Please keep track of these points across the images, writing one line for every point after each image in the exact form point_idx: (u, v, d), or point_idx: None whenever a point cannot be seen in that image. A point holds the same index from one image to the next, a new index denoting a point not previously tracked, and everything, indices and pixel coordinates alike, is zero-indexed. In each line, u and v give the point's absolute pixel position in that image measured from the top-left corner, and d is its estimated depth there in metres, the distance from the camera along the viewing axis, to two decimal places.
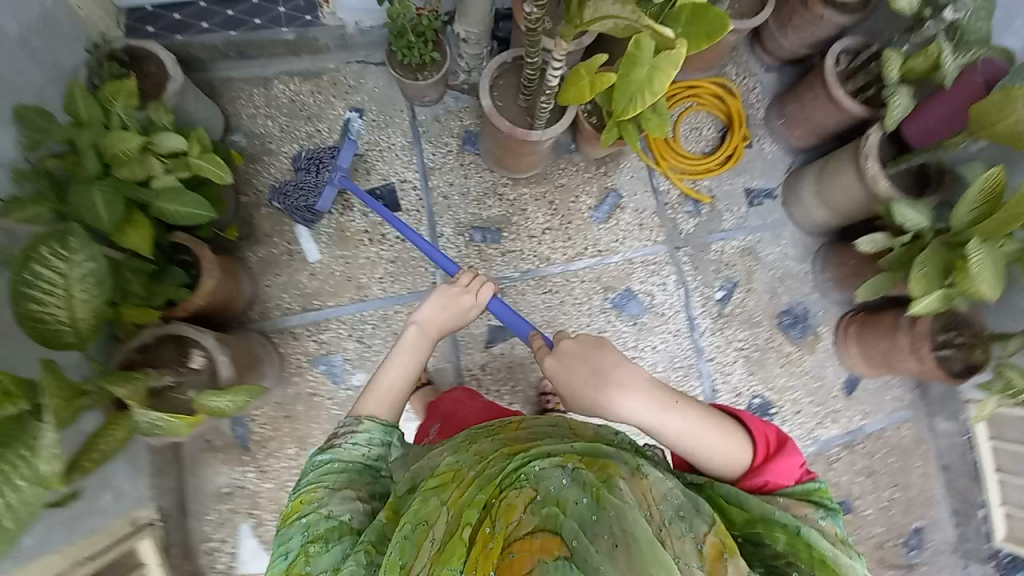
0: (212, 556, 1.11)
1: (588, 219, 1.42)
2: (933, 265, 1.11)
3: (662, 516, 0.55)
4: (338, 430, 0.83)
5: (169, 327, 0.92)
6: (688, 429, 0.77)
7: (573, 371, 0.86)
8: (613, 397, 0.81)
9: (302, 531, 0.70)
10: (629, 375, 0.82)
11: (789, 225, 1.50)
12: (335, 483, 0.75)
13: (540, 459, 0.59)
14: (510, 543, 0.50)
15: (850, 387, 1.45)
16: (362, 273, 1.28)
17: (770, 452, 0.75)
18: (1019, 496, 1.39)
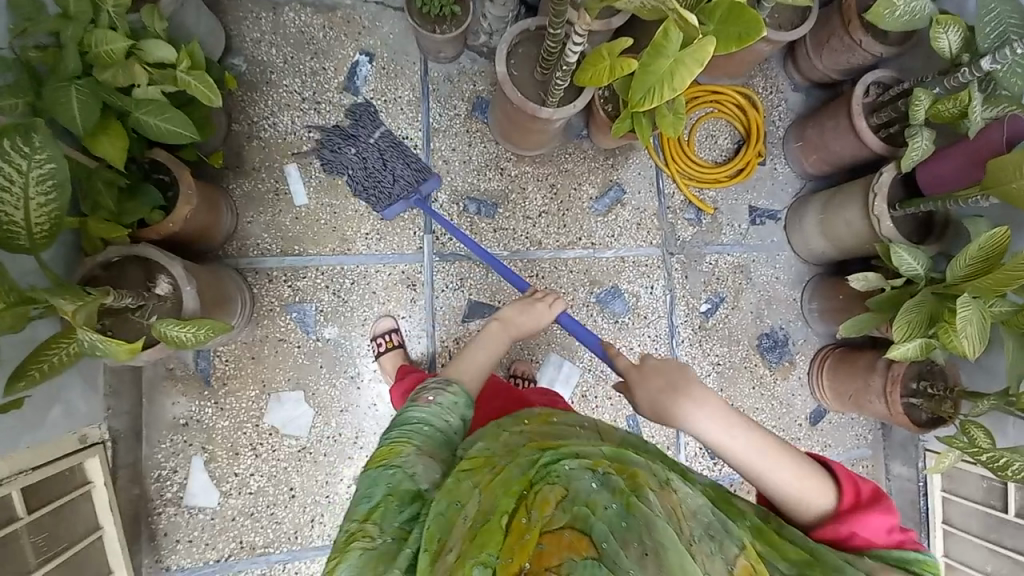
0: (161, 483, 1.11)
1: (587, 209, 1.39)
2: (919, 312, 1.10)
3: (691, 532, 0.55)
4: (429, 387, 0.87)
5: (136, 249, 0.89)
6: (761, 459, 0.77)
7: (646, 379, 0.88)
8: (686, 411, 0.82)
9: (384, 481, 0.71)
10: (700, 390, 0.83)
11: (787, 249, 1.49)
12: (422, 446, 0.76)
13: (571, 459, 0.61)
14: (541, 534, 0.51)
15: (815, 417, 1.47)
16: (348, 226, 1.25)
17: (861, 505, 0.73)
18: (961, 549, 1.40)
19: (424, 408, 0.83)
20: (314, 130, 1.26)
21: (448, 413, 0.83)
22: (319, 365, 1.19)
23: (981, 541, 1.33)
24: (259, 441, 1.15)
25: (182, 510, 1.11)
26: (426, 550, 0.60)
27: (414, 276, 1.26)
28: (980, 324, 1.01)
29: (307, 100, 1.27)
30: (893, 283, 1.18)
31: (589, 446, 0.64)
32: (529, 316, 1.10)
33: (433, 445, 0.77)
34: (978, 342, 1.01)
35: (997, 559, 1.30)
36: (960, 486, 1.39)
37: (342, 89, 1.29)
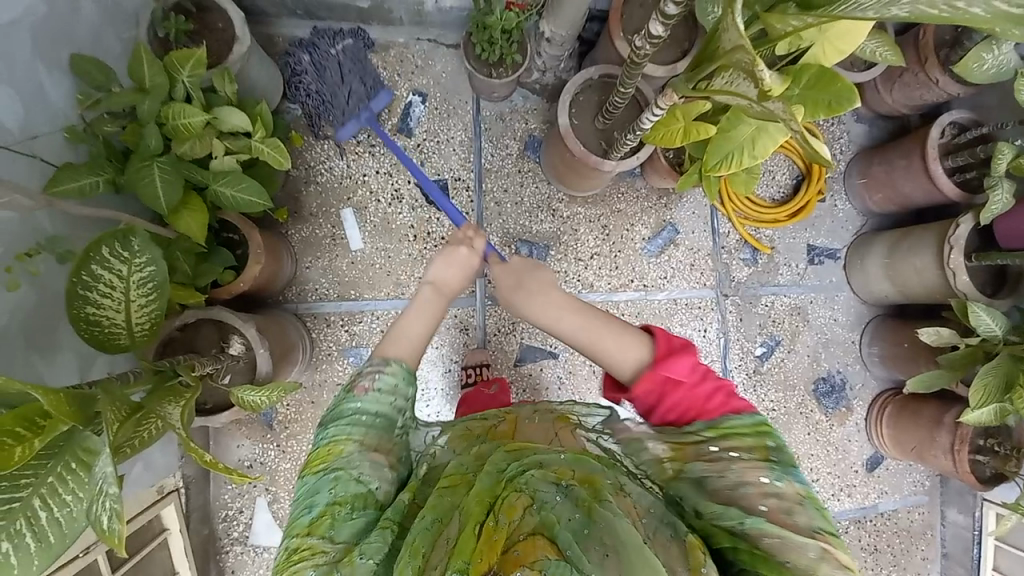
0: (228, 522, 1.15)
1: (639, 250, 1.36)
2: (997, 377, 1.05)
3: (647, 527, 0.61)
4: (368, 371, 0.79)
5: (214, 312, 0.91)
6: (591, 332, 0.89)
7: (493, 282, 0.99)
8: (527, 306, 0.94)
9: (328, 488, 0.69)
10: (542, 283, 0.95)
11: (846, 290, 1.44)
12: (365, 440, 0.73)
13: (534, 470, 0.64)
14: (513, 540, 0.58)
15: (872, 463, 1.43)
16: (402, 270, 1.25)
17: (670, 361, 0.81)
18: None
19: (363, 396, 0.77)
20: (369, 174, 1.26)
21: (389, 398, 0.77)
22: None
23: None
24: None
25: (248, 548, 1.15)
26: (409, 560, 0.60)
27: (466, 320, 1.26)
28: None
29: (362, 143, 1.27)
30: (968, 341, 1.13)
31: (552, 452, 0.68)
32: (448, 266, 0.96)
33: (375, 435, 0.74)
34: None
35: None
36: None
37: (395, 131, 1.29)
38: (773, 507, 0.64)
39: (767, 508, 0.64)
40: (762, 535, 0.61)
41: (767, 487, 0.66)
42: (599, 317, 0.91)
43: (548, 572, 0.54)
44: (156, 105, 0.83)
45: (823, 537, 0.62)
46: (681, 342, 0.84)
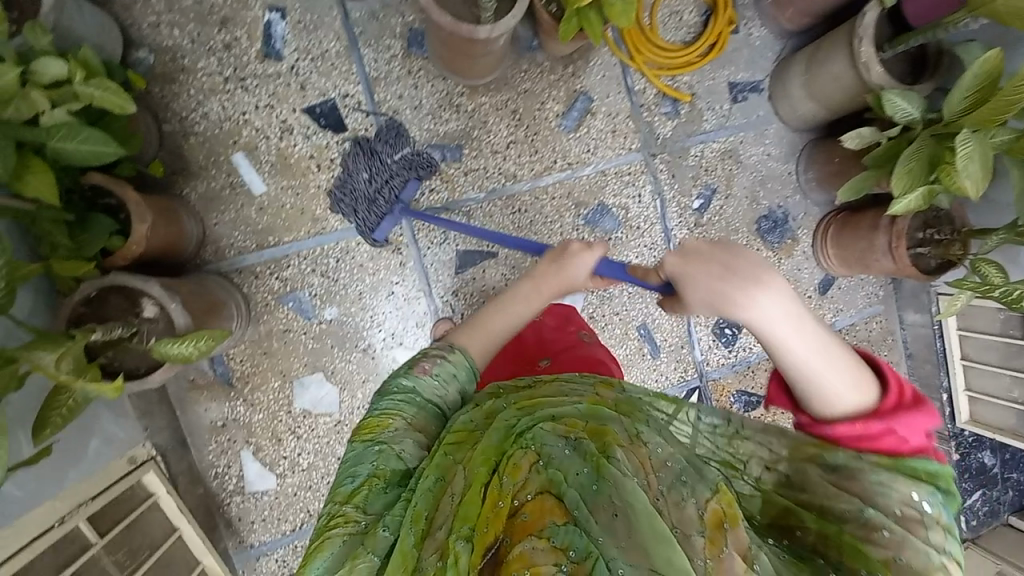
0: (221, 478, 1.21)
1: (556, 128, 1.31)
2: (919, 160, 1.05)
3: (661, 485, 0.59)
4: (430, 353, 0.88)
5: (110, 278, 0.89)
6: (802, 332, 0.83)
7: (700, 273, 0.91)
8: (750, 293, 0.85)
9: (369, 460, 0.77)
10: (775, 280, 0.86)
11: (775, 121, 1.40)
12: (413, 420, 0.80)
13: (545, 422, 0.67)
14: (519, 504, 0.58)
15: (824, 286, 1.47)
16: (316, 205, 1.21)
17: (900, 405, 0.77)
18: (982, 382, 1.45)
19: (422, 377, 0.84)
20: (249, 112, 1.19)
21: (444, 388, 0.85)
22: (330, 346, 1.22)
23: (1004, 370, 1.37)
24: (297, 425, 1.22)
25: (248, 496, 1.22)
26: (413, 527, 0.65)
27: (397, 240, 1.24)
28: (982, 160, 0.95)
29: (231, 79, 1.18)
30: (889, 134, 1.10)
31: (567, 406, 0.70)
32: (571, 262, 1.04)
33: (424, 418, 0.81)
34: (981, 179, 0.96)
35: (1021, 386, 1.36)
36: (978, 322, 1.42)
37: (263, 57, 1.19)
38: (907, 516, 0.66)
39: (901, 515, 0.66)
40: (878, 526, 0.65)
41: (914, 502, 0.67)
42: (823, 338, 0.83)
43: (558, 537, 0.53)
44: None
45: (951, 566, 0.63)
46: (914, 397, 0.78)
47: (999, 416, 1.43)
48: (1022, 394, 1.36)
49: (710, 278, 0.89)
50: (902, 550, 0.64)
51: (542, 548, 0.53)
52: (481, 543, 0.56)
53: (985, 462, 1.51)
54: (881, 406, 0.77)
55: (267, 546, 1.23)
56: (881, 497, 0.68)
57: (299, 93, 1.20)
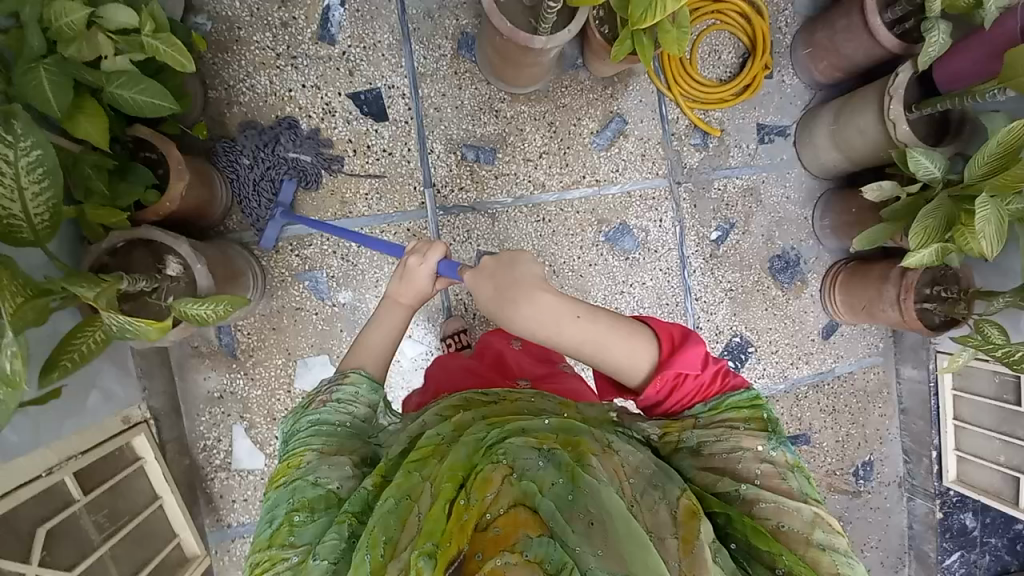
0: (209, 451, 1.17)
1: (588, 145, 1.34)
2: (937, 218, 1.08)
3: (636, 490, 0.63)
4: (323, 387, 0.86)
5: (141, 231, 0.89)
6: (574, 335, 0.82)
7: (483, 292, 0.86)
8: (521, 313, 0.82)
9: (286, 499, 0.74)
10: (535, 290, 0.83)
11: (797, 166, 1.45)
12: (325, 448, 0.78)
13: (517, 437, 0.66)
14: (490, 516, 0.56)
15: (828, 331, 1.50)
16: (346, 188, 1.22)
17: (674, 347, 0.81)
18: (974, 443, 1.47)
19: (322, 407, 0.82)
20: (295, 89, 1.21)
21: (350, 405, 0.84)
22: (339, 330, 1.21)
23: (995, 434, 1.39)
24: (294, 406, 1.20)
25: (234, 473, 1.18)
26: (368, 552, 0.60)
27: (420, 233, 1.25)
28: (997, 225, 0.99)
29: (282, 56, 1.20)
30: (909, 190, 1.15)
31: (536, 420, 0.71)
32: (409, 276, 0.97)
33: (337, 441, 0.79)
34: (996, 241, 1.00)
35: (1009, 451, 1.39)
36: (972, 383, 1.45)
37: (317, 39, 1.21)
38: (768, 472, 0.70)
39: (764, 473, 0.70)
40: (757, 500, 0.68)
41: (764, 454, 0.72)
42: (590, 327, 0.82)
43: (531, 550, 0.52)
44: (34, 7, 0.74)
45: (813, 500, 0.69)
46: (681, 334, 0.83)
47: (986, 477, 1.46)
48: (1010, 459, 1.39)
49: (488, 301, 0.87)
50: (785, 515, 0.66)
51: (515, 563, 0.50)
52: (446, 559, 0.52)
53: (965, 523, 1.54)
54: (662, 359, 0.80)
55: (245, 528, 1.19)
56: (743, 463, 0.71)
57: (347, 78, 1.23)
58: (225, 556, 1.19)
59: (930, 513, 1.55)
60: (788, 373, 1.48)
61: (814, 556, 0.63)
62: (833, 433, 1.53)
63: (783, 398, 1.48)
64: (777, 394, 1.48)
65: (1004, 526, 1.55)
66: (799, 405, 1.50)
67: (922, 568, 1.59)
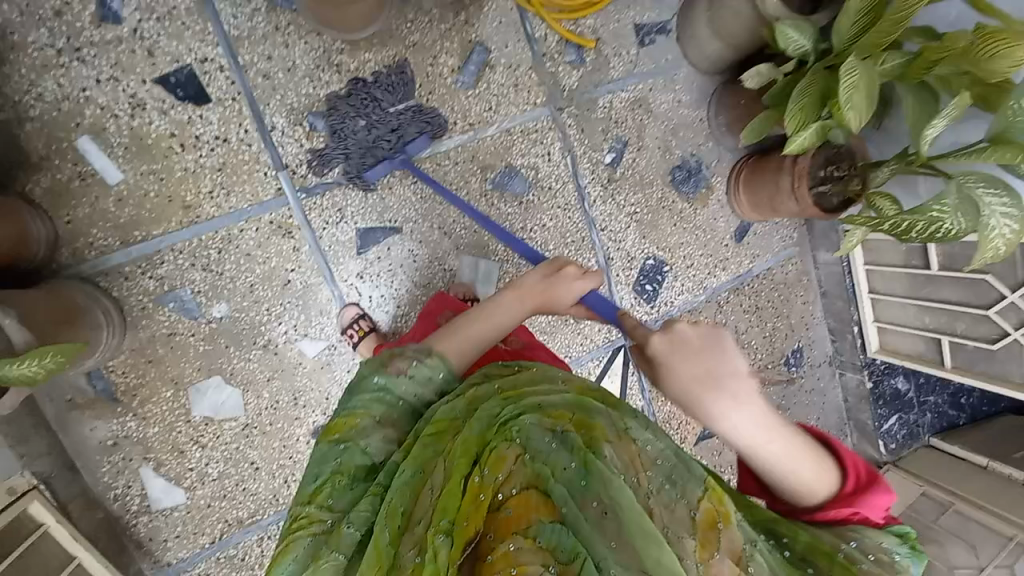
0: (122, 499, 1.11)
1: (453, 86, 1.20)
2: (812, 94, 1.03)
3: (651, 482, 0.61)
4: (404, 354, 0.80)
5: None
6: (777, 445, 0.72)
7: (681, 363, 0.74)
8: (721, 408, 0.71)
9: (335, 457, 0.73)
10: (755, 392, 0.73)
11: (684, 65, 1.36)
12: (382, 417, 0.75)
13: (533, 414, 0.66)
14: (504, 499, 0.58)
15: (740, 233, 1.49)
16: (185, 190, 1.07)
17: (862, 485, 0.74)
18: (892, 313, 1.51)
19: (396, 377, 0.77)
20: (90, 87, 1.01)
21: (421, 386, 0.78)
22: (225, 346, 1.13)
23: (911, 301, 1.43)
24: (199, 434, 1.14)
25: (156, 514, 1.14)
26: (386, 523, 0.62)
27: (286, 223, 1.14)
28: (867, 90, 0.94)
29: (65, 52, 0.99)
30: (785, 70, 1.09)
31: (552, 396, 0.70)
32: (564, 283, 0.94)
33: (396, 417, 0.75)
34: (865, 108, 0.95)
35: (930, 313, 1.41)
36: (881, 256, 1.46)
37: (98, 21, 1.00)
38: (883, 563, 0.64)
39: (884, 560, 0.65)
40: (859, 560, 0.63)
41: (887, 549, 0.66)
42: (793, 444, 0.73)
43: (543, 536, 0.53)
44: None
45: None
46: (869, 475, 0.75)
47: (904, 341, 1.52)
48: (932, 320, 1.41)
49: (695, 386, 0.72)
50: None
51: (526, 547, 0.52)
52: (463, 538, 0.55)
53: (899, 387, 1.62)
54: (844, 489, 0.73)
55: (185, 563, 1.16)
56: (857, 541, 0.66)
57: (148, 60, 1.03)
58: None
59: (860, 384, 1.62)
60: (706, 283, 1.47)
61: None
62: (760, 331, 1.55)
63: (705, 308, 1.48)
64: (699, 306, 1.47)
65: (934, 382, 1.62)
66: (723, 312, 1.50)
67: (863, 437, 1.66)
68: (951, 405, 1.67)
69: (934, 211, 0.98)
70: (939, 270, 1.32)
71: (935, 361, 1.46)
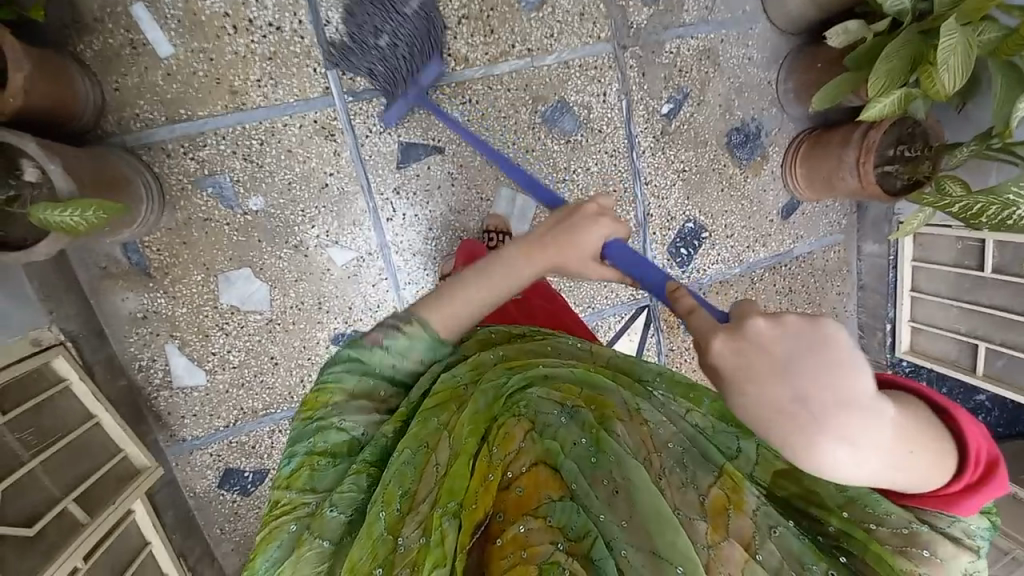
0: (146, 371, 1.16)
1: (516, 5, 1.14)
2: (903, 58, 0.95)
3: (663, 465, 0.62)
4: (381, 323, 0.77)
5: None
6: (898, 474, 0.57)
7: (765, 384, 0.54)
8: (823, 448, 0.52)
9: (308, 439, 0.72)
10: (868, 422, 0.53)
11: (762, 20, 1.28)
12: (356, 390, 0.74)
13: (539, 387, 0.68)
14: (512, 477, 0.59)
15: (788, 211, 1.43)
16: (234, 75, 1.05)
17: (978, 479, 0.61)
18: (929, 314, 1.45)
19: (371, 349, 0.75)
20: None
21: (398, 360, 0.76)
22: (257, 240, 1.14)
23: (952, 302, 1.36)
24: (224, 321, 1.16)
25: (176, 391, 1.18)
26: (383, 509, 0.61)
27: (330, 125, 1.12)
28: (965, 56, 0.86)
29: None
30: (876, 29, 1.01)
31: (560, 368, 0.72)
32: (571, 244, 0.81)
33: (368, 387, 0.75)
34: (959, 76, 0.87)
35: (967, 317, 1.35)
36: (934, 252, 1.39)
37: None
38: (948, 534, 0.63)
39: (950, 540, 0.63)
40: (914, 543, 0.62)
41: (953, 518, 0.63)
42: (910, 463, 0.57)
43: (554, 515, 0.55)
44: None
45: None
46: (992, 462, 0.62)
47: (935, 344, 1.46)
48: (969, 326, 1.35)
49: (775, 418, 0.53)
50: (929, 563, 0.62)
51: (539, 528, 0.54)
52: (470, 521, 0.55)
53: None
54: (954, 487, 0.61)
55: (200, 441, 1.22)
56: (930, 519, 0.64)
57: None
58: (186, 467, 1.23)
59: None
60: (743, 257, 1.43)
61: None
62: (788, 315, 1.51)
63: (738, 282, 1.44)
64: (732, 279, 1.43)
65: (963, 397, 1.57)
66: (755, 288, 1.46)
67: None
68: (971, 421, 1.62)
69: (1012, 193, 0.91)
70: (992, 273, 1.26)
71: (965, 367, 1.38)
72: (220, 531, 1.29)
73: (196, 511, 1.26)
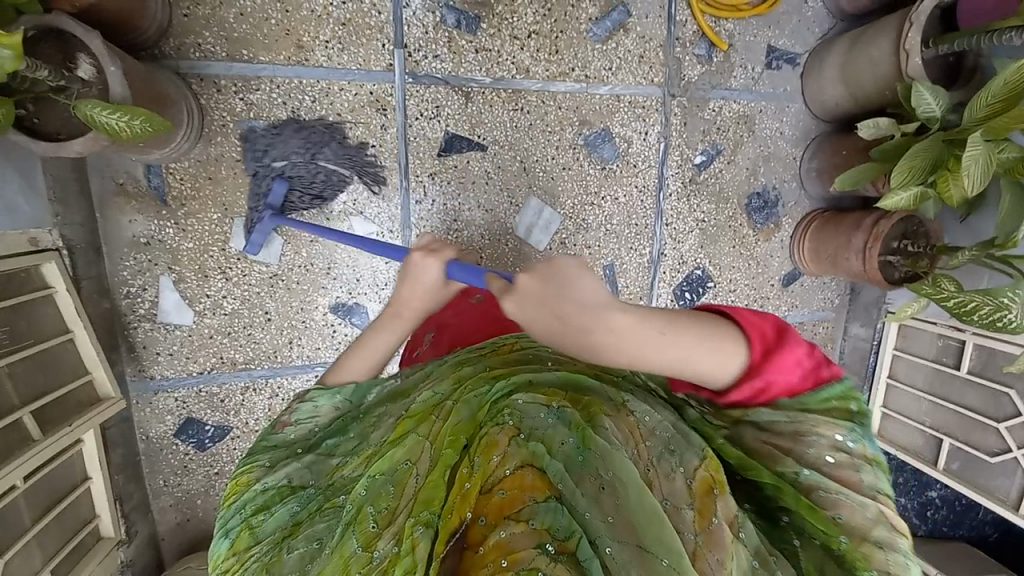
0: (133, 299, 1.10)
1: (584, 33, 1.21)
2: (926, 158, 1.04)
3: (651, 453, 0.55)
4: (291, 404, 0.78)
5: (53, 18, 0.76)
6: (681, 356, 0.62)
7: (534, 317, 0.61)
8: (602, 345, 0.59)
9: (246, 504, 0.66)
10: (615, 313, 0.60)
11: (799, 101, 1.38)
12: (275, 457, 0.71)
13: (524, 392, 0.60)
14: (494, 482, 0.52)
15: (788, 279, 1.49)
16: (304, 30, 1.07)
17: (770, 347, 0.64)
18: (902, 403, 1.52)
19: (280, 430, 0.74)
20: None
21: (309, 420, 0.75)
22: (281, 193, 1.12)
23: (926, 395, 1.44)
24: (227, 266, 1.13)
25: (158, 326, 1.13)
26: (354, 530, 0.53)
27: (384, 99, 1.14)
28: (982, 168, 0.95)
29: None
30: (904, 129, 1.11)
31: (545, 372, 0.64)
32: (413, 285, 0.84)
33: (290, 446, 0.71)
34: (976, 184, 0.96)
35: (937, 411, 1.43)
36: (914, 344, 1.48)
37: None
38: (840, 462, 0.61)
39: (836, 462, 0.61)
40: (817, 486, 0.58)
41: (838, 443, 0.62)
42: (681, 335, 0.62)
43: (538, 517, 0.48)
44: None
45: (880, 497, 0.60)
46: (775, 331, 0.66)
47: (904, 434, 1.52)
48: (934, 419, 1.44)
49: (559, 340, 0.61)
50: (842, 505, 0.57)
51: (520, 532, 0.47)
52: (446, 531, 0.48)
53: None
54: (753, 360, 0.64)
55: (168, 383, 1.16)
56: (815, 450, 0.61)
57: None
58: (145, 409, 1.16)
59: None
60: None
61: (870, 551, 0.54)
62: None
63: None
64: None
65: (918, 491, 1.64)
66: None
67: None
68: (922, 518, 1.67)
69: (1006, 297, 0.99)
70: (968, 372, 1.34)
71: (927, 459, 1.46)
72: (162, 484, 1.20)
73: (143, 457, 1.18)
